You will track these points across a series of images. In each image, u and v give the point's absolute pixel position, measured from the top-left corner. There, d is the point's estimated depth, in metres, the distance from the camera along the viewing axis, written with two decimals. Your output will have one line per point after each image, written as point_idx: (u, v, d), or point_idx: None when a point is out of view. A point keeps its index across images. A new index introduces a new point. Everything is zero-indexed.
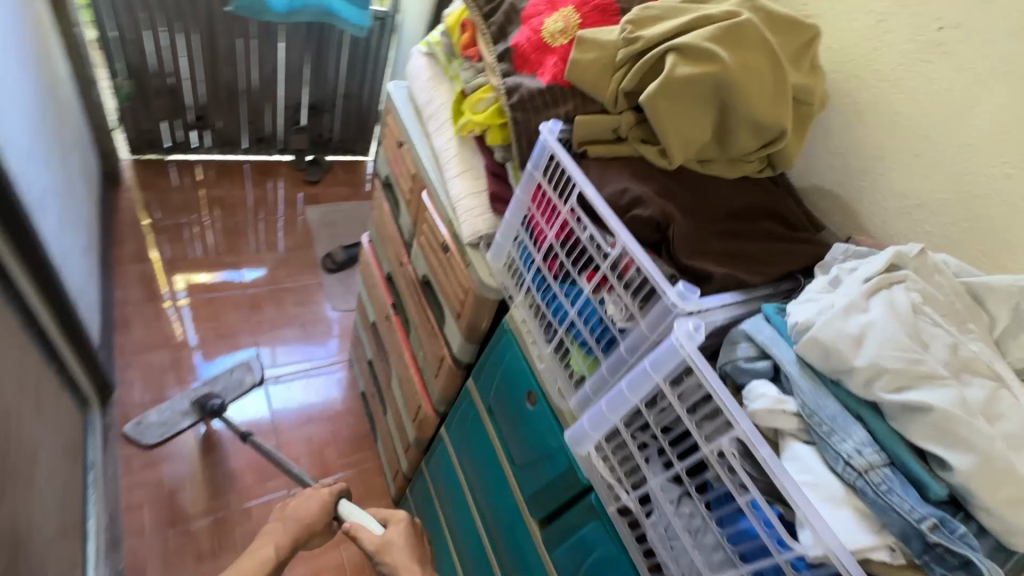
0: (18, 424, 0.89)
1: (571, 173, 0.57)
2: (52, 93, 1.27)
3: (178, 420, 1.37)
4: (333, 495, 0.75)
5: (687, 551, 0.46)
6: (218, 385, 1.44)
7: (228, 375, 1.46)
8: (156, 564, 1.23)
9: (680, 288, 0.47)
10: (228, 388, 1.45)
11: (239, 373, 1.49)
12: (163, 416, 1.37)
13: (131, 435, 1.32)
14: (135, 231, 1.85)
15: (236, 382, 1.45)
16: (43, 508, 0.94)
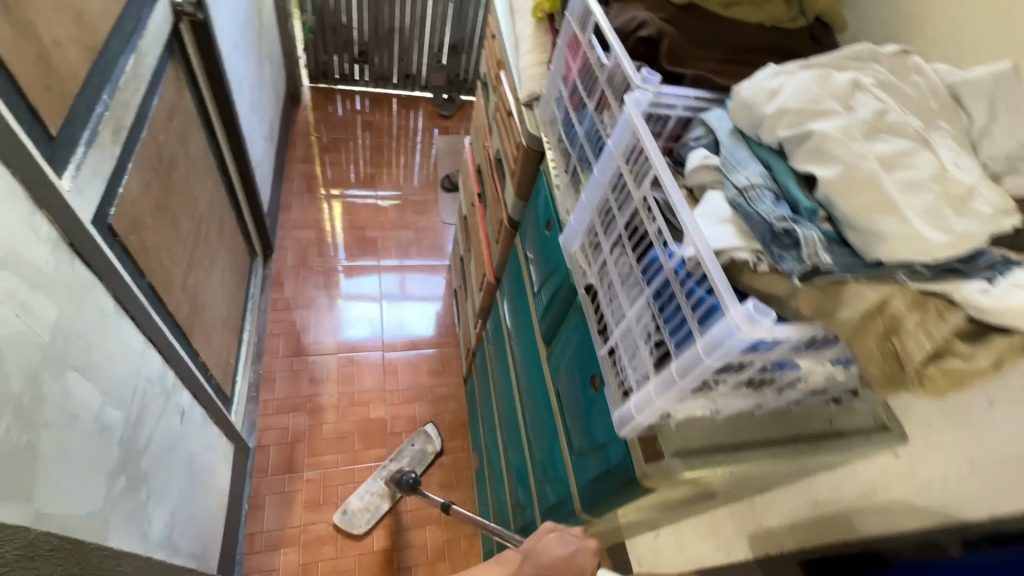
0: (206, 233, 1.25)
1: (590, 6, 0.66)
2: (256, 13, 1.66)
3: (379, 502, 1.33)
4: (592, 555, 0.62)
5: (620, 297, 0.55)
6: (403, 458, 1.38)
7: (410, 449, 1.40)
8: (283, 377, 1.61)
9: (644, 72, 0.55)
10: (415, 462, 1.38)
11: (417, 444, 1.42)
12: (364, 499, 1.33)
13: (341, 526, 1.29)
14: (305, 141, 2.30)
15: (422, 455, 1.38)
16: (215, 299, 1.31)
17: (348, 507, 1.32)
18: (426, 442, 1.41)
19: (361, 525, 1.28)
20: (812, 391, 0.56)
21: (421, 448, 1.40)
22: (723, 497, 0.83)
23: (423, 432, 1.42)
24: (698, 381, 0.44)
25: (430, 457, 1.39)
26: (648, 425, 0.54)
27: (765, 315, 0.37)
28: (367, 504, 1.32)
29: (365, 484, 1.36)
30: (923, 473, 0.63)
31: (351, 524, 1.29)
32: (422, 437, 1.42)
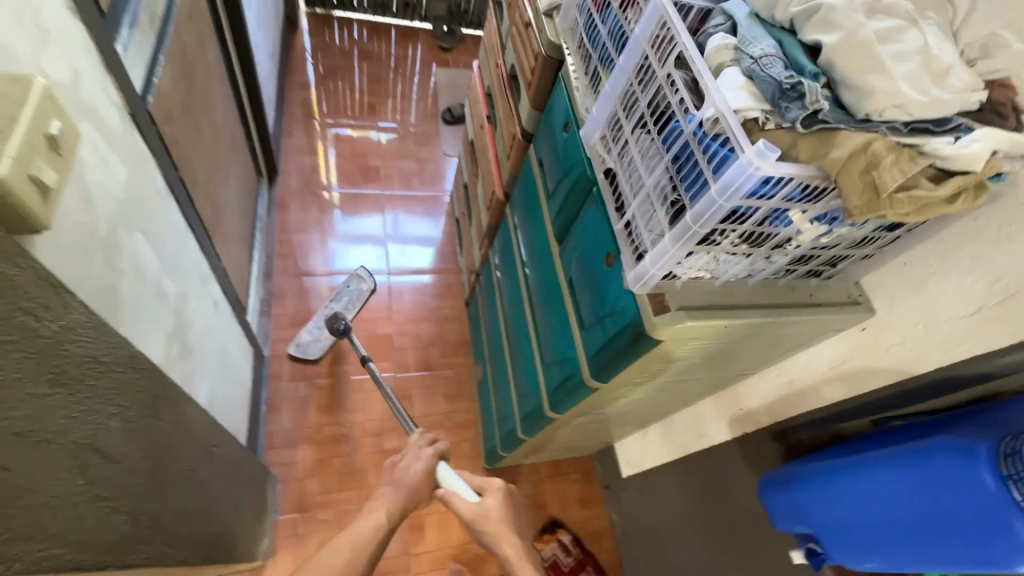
0: (222, 141, 1.28)
1: None
2: None
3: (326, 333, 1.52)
4: (434, 459, 0.89)
5: (640, 172, 0.63)
6: (342, 299, 1.53)
7: (346, 290, 1.54)
8: (293, 293, 1.68)
9: None
10: (353, 301, 1.52)
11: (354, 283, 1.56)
12: (313, 333, 1.53)
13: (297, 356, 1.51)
14: (303, 67, 2.27)
15: (358, 294, 1.53)
16: (230, 209, 1.35)
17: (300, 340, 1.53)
18: (361, 282, 1.55)
19: (315, 354, 1.50)
20: (796, 260, 0.66)
21: (358, 287, 1.54)
22: (708, 376, 0.95)
23: (357, 275, 1.56)
24: (710, 226, 0.53)
25: (366, 295, 1.53)
26: (658, 281, 0.64)
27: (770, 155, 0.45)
28: (317, 336, 1.52)
29: (314, 320, 1.55)
30: (885, 339, 0.74)
31: (305, 352, 1.50)
32: (357, 278, 1.56)
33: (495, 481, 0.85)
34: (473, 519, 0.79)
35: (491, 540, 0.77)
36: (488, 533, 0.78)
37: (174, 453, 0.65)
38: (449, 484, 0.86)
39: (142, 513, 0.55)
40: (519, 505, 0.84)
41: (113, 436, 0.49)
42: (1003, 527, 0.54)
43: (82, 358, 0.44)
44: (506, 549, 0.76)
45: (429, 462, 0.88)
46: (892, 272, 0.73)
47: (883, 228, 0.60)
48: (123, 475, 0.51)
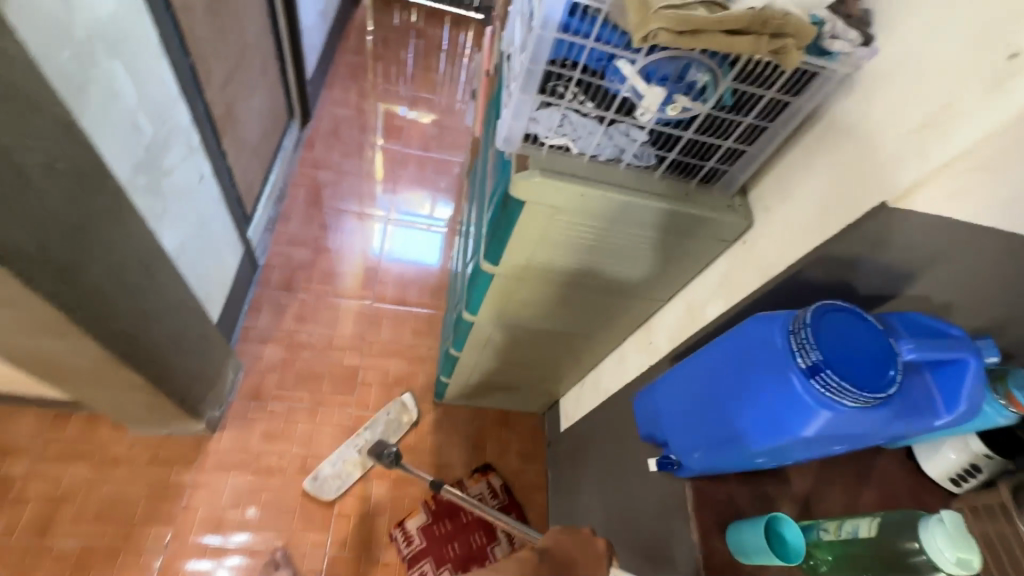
0: (249, 59, 1.47)
1: None
2: None
3: (350, 470, 1.41)
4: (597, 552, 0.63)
5: (517, 43, 0.70)
6: (378, 427, 1.48)
7: (385, 418, 1.51)
8: (299, 217, 1.85)
9: None
10: (389, 431, 1.50)
11: (393, 414, 1.52)
12: (335, 466, 1.41)
13: (311, 491, 1.36)
14: (358, 36, 2.52)
15: (396, 426, 1.51)
16: (249, 122, 1.54)
17: (318, 473, 1.39)
18: (402, 412, 1.53)
19: (332, 492, 1.37)
20: (658, 143, 0.70)
21: (397, 417, 1.52)
22: (612, 294, 0.98)
23: (400, 403, 1.54)
24: (541, 64, 0.60)
25: (405, 427, 1.52)
26: (521, 140, 0.70)
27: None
28: (339, 471, 1.40)
29: (339, 450, 1.43)
30: (759, 247, 0.76)
31: (321, 489, 1.37)
32: (398, 407, 1.53)
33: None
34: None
35: None
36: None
37: (104, 236, 0.78)
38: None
39: (51, 249, 0.68)
40: None
41: (31, 165, 0.62)
42: (785, 384, 0.55)
43: (9, 81, 0.57)
44: None
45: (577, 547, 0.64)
46: (770, 181, 0.75)
47: (727, 105, 0.64)
48: (38, 203, 0.64)
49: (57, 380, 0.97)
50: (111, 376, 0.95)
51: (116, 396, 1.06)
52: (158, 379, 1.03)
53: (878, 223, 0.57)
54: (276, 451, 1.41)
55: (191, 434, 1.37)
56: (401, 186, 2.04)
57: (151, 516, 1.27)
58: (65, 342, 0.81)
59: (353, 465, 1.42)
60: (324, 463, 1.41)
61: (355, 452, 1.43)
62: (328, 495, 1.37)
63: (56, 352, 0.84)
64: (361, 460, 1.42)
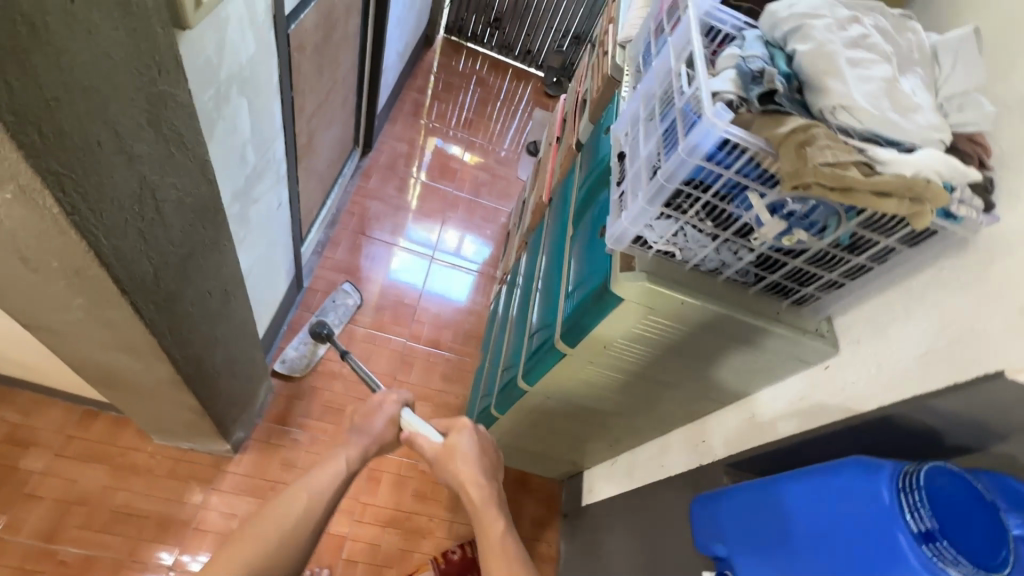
0: (335, 94, 1.52)
1: None
2: None
3: (312, 348, 1.56)
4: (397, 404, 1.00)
5: (639, 149, 0.73)
6: (329, 313, 1.64)
7: (331, 304, 1.66)
8: (347, 244, 1.87)
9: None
10: (339, 314, 1.65)
11: (339, 299, 1.68)
12: (298, 349, 1.55)
13: (283, 372, 1.50)
14: (425, 75, 2.62)
15: (344, 309, 1.66)
16: (322, 150, 1.58)
17: (282, 356, 1.53)
18: (345, 298, 1.69)
19: (301, 369, 1.51)
20: (762, 264, 0.72)
21: (343, 302, 1.68)
22: (674, 390, 0.98)
23: (342, 291, 1.69)
24: (675, 182, 0.62)
25: (352, 310, 1.67)
26: (630, 241, 0.72)
27: (725, 117, 0.56)
28: (303, 351, 1.54)
29: (296, 338, 1.57)
30: (843, 377, 0.76)
31: (291, 369, 1.51)
32: (341, 295, 1.68)
33: (458, 423, 0.94)
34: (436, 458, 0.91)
35: (456, 471, 0.87)
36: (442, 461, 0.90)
37: (202, 265, 0.79)
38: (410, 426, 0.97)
39: (161, 279, 0.69)
40: (486, 443, 0.93)
41: (168, 200, 0.64)
42: (887, 540, 0.54)
43: (173, 124, 0.59)
44: (470, 491, 0.84)
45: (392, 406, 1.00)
46: (862, 315, 0.76)
47: (842, 245, 0.65)
48: (163, 237, 0.65)
49: (112, 390, 0.97)
50: (167, 394, 0.95)
51: (159, 410, 1.05)
52: (206, 401, 1.02)
53: (993, 391, 0.57)
54: (292, 481, 1.38)
55: (213, 452, 1.35)
56: (448, 226, 2.07)
57: (160, 534, 1.24)
58: (139, 362, 0.81)
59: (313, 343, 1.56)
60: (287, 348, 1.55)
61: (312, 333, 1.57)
62: (299, 371, 1.51)
63: (127, 368, 0.84)
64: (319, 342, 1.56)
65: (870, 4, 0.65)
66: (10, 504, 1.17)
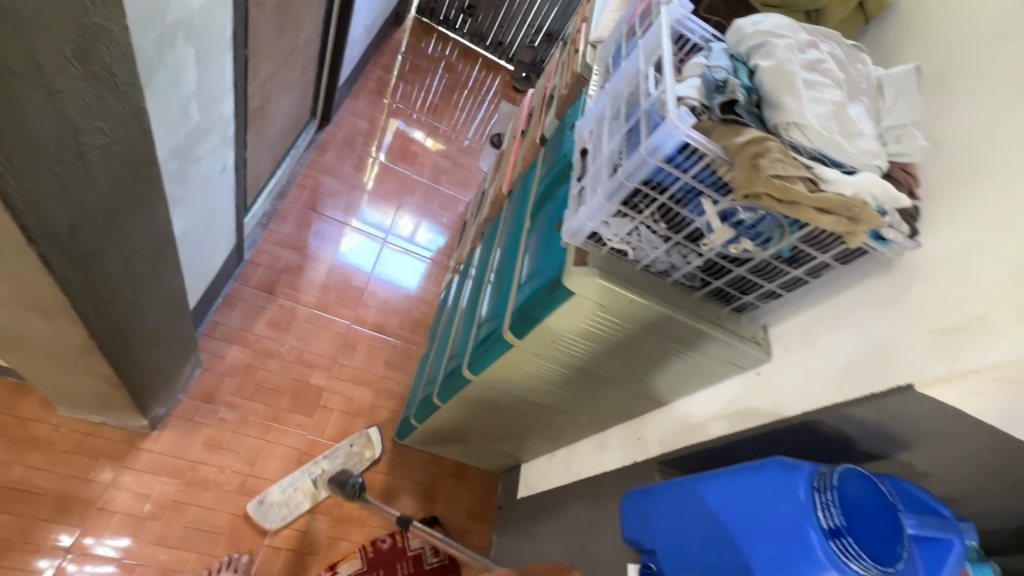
0: (294, 60, 1.44)
1: None
2: None
3: (299, 500, 1.32)
4: None
5: (601, 148, 0.73)
6: (338, 459, 1.40)
7: (348, 449, 1.43)
8: (296, 220, 1.79)
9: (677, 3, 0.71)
10: (350, 465, 1.41)
11: (356, 446, 1.45)
12: (285, 493, 1.32)
13: (253, 517, 1.27)
14: (392, 54, 2.55)
15: (355, 461, 1.42)
16: (276, 118, 1.50)
17: (265, 497, 1.30)
18: (365, 448, 1.45)
19: (275, 522, 1.28)
20: (709, 270, 0.74)
21: (359, 451, 1.44)
22: (615, 388, 1.00)
23: (365, 436, 1.46)
24: (633, 182, 0.63)
25: (363, 464, 1.43)
26: (586, 237, 0.73)
27: (687, 121, 0.57)
28: (288, 499, 1.31)
29: (291, 476, 1.34)
30: (772, 382, 0.81)
31: (265, 517, 1.28)
32: (362, 441, 1.46)
33: None
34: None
35: None
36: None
37: (129, 224, 0.73)
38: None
39: (79, 233, 0.63)
40: None
41: (93, 146, 0.58)
42: (799, 536, 0.57)
43: (105, 63, 0.54)
44: None
45: None
46: (794, 326, 0.80)
47: (784, 257, 0.68)
48: (85, 185, 0.60)
49: (11, 354, 0.88)
50: (79, 362, 0.87)
51: (68, 380, 0.97)
52: (124, 373, 0.95)
53: (898, 401, 0.62)
54: (215, 463, 1.31)
55: (127, 428, 1.25)
56: (404, 211, 2.02)
57: (59, 514, 1.14)
58: (48, 323, 0.74)
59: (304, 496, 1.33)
60: (274, 487, 1.32)
61: (308, 482, 1.34)
62: (273, 525, 1.27)
63: (32, 330, 0.76)
64: (313, 491, 1.34)
65: (827, 33, 0.69)
66: None
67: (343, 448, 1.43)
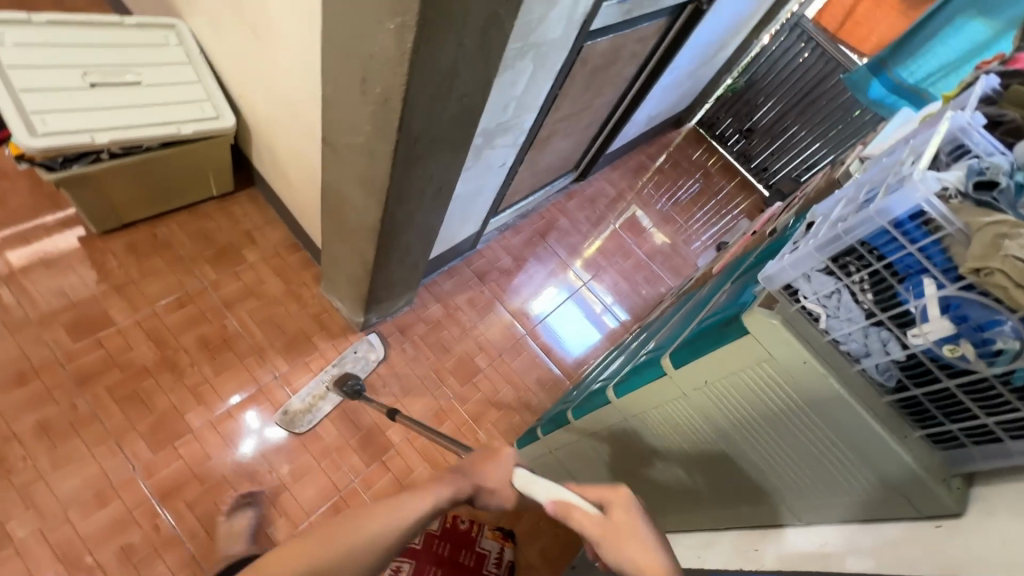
0: (583, 116, 1.77)
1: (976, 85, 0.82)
2: (710, 48, 2.19)
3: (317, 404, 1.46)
4: (509, 461, 0.71)
5: (829, 216, 0.77)
6: (345, 364, 1.54)
7: (352, 356, 1.56)
8: (524, 238, 2.10)
9: (968, 114, 0.71)
10: (357, 369, 1.55)
11: (359, 353, 1.57)
12: (304, 400, 1.45)
13: (281, 427, 1.40)
14: (659, 149, 2.83)
15: (362, 363, 1.56)
16: (549, 154, 1.84)
17: (286, 406, 1.43)
18: (369, 351, 1.59)
19: (303, 427, 1.42)
20: (912, 372, 0.68)
21: (364, 356, 1.57)
22: (752, 475, 0.92)
23: (367, 342, 1.59)
24: (852, 238, 0.66)
25: (370, 367, 1.57)
26: (782, 285, 0.75)
27: (930, 189, 0.59)
28: (308, 407, 1.44)
29: (305, 386, 1.47)
30: (953, 539, 0.66)
31: (292, 424, 1.41)
32: (366, 346, 1.59)
33: (615, 492, 0.69)
34: (598, 539, 0.65)
35: (628, 558, 0.63)
36: (619, 549, 0.64)
37: (441, 156, 1.02)
38: (552, 495, 0.66)
39: (418, 143, 0.92)
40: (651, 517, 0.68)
41: (456, 90, 0.86)
42: None
43: (491, 42, 0.82)
44: None
45: (507, 454, 0.72)
46: (1011, 492, 0.65)
47: (1012, 383, 0.60)
48: (439, 113, 0.89)
49: (329, 221, 1.27)
50: (359, 241, 1.21)
51: (343, 256, 1.33)
52: (376, 264, 1.27)
53: None
54: (382, 377, 1.58)
55: (347, 320, 1.60)
56: (609, 268, 2.18)
57: (284, 351, 1.51)
58: (364, 200, 1.07)
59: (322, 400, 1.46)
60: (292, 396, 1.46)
61: (322, 386, 1.48)
62: (299, 430, 1.41)
63: (353, 203, 1.11)
64: (325, 395, 1.47)
65: None
66: (223, 270, 1.55)
67: (349, 354, 1.56)
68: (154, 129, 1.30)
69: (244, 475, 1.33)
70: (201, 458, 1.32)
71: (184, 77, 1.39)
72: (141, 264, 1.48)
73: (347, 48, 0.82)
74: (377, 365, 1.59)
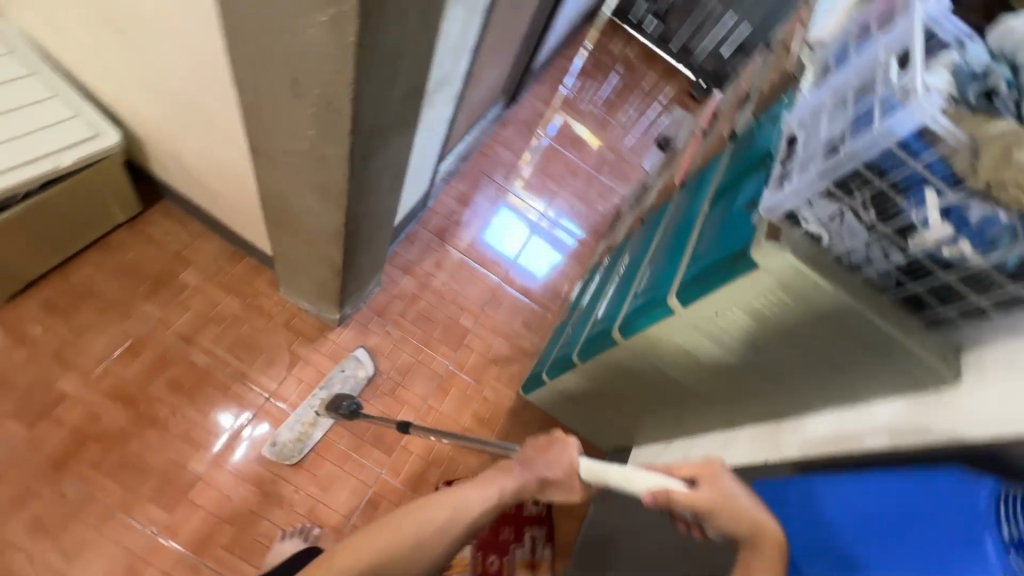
0: (507, 39, 1.62)
1: None
2: None
3: (309, 430, 1.38)
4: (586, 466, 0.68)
5: (816, 134, 0.78)
6: (334, 385, 1.45)
7: (340, 375, 1.46)
8: (471, 181, 2.00)
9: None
10: (348, 386, 1.46)
11: (349, 372, 1.48)
12: (294, 429, 1.37)
13: (275, 458, 1.34)
14: (579, 49, 2.68)
15: (352, 382, 1.47)
16: (480, 88, 1.69)
17: (275, 437, 1.35)
18: (357, 368, 1.50)
19: (297, 455, 1.35)
20: (911, 271, 0.72)
21: (353, 373, 1.48)
22: (765, 380, 1.00)
23: (355, 359, 1.50)
24: (857, 162, 0.68)
25: (362, 385, 1.49)
26: (784, 213, 0.77)
27: (934, 106, 0.60)
28: (299, 433, 1.37)
29: (294, 413, 1.39)
30: (959, 406, 0.73)
31: (284, 455, 1.34)
32: (354, 363, 1.50)
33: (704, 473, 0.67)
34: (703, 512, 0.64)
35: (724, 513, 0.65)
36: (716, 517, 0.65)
37: (394, 139, 0.91)
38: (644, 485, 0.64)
39: (372, 136, 0.81)
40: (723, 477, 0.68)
41: (403, 69, 0.75)
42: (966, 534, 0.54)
43: (433, 8, 0.70)
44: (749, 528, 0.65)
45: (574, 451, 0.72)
46: (1003, 354, 0.72)
47: (1005, 269, 0.63)
48: (389, 99, 0.78)
49: (278, 229, 1.14)
50: (322, 245, 1.10)
51: (304, 261, 1.22)
52: (346, 263, 1.17)
53: None
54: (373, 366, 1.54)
55: (319, 319, 1.51)
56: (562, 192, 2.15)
57: (265, 369, 1.42)
58: (320, 206, 0.96)
59: (312, 425, 1.38)
60: (282, 427, 1.37)
61: (312, 413, 1.39)
62: (292, 458, 1.34)
63: (306, 210, 1.00)
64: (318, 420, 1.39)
65: None
66: (166, 302, 1.39)
67: (337, 375, 1.47)
68: (27, 169, 1.07)
69: (269, 501, 1.31)
70: (221, 500, 1.27)
71: (36, 94, 1.14)
72: (71, 321, 1.30)
73: (264, 47, 0.68)
74: (371, 379, 1.51)
